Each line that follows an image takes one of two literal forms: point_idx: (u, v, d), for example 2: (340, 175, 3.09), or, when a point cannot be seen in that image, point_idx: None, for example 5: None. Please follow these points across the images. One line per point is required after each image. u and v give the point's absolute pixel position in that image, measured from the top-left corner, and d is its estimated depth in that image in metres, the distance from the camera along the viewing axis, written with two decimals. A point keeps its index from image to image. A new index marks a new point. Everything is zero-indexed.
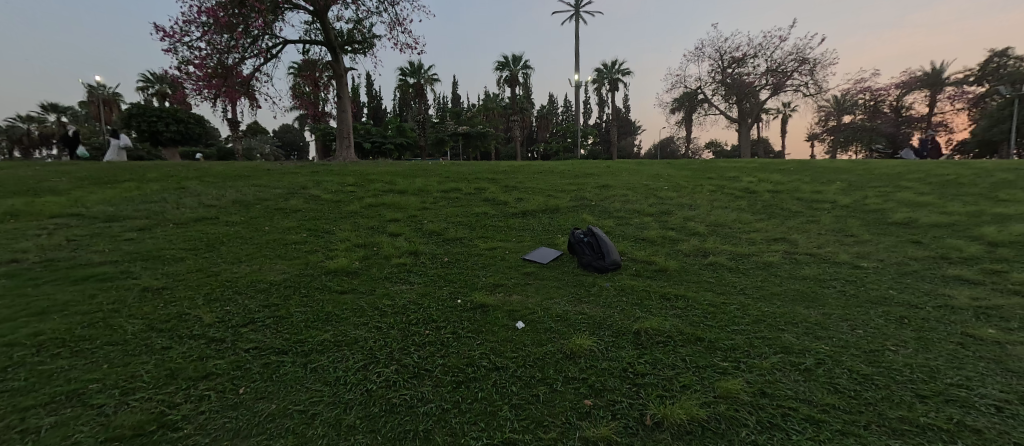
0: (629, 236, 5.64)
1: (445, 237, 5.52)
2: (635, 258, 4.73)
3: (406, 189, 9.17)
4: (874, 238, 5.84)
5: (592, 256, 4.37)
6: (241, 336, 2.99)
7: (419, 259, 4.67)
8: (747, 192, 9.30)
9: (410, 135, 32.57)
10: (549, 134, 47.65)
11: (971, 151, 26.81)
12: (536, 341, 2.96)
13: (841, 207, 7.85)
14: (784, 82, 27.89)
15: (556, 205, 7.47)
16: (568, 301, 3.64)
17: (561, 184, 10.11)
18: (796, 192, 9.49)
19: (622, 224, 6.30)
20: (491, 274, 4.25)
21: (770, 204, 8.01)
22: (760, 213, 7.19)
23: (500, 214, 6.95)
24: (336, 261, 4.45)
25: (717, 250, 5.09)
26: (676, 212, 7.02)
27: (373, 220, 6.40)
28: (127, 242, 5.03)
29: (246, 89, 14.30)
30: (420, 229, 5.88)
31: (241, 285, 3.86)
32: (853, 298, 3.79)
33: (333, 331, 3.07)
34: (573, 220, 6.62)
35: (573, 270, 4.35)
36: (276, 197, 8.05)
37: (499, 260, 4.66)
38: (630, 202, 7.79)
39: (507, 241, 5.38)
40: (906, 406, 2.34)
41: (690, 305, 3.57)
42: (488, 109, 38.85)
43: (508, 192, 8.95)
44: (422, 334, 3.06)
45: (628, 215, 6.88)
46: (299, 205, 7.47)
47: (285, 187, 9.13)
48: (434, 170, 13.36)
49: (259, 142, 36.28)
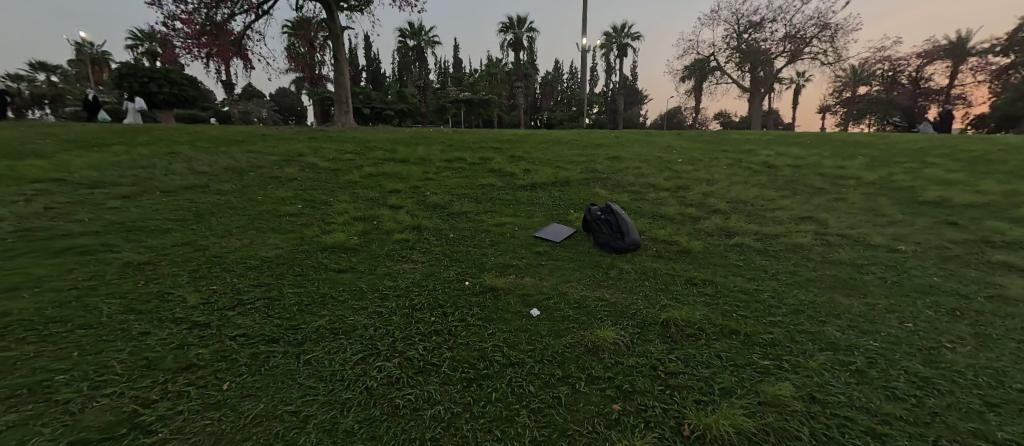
0: (646, 213, 5.28)
1: (450, 211, 5.17)
2: (655, 237, 4.40)
3: (408, 158, 8.73)
4: (907, 218, 5.47)
5: (611, 235, 4.03)
6: (228, 320, 2.71)
7: (423, 235, 4.35)
8: (766, 167, 8.83)
9: (411, 101, 31.48)
10: (554, 102, 46.20)
11: (988, 125, 25.95)
12: (553, 331, 2.67)
13: (867, 184, 7.42)
14: (802, 49, 26.55)
15: (567, 177, 7.06)
16: (585, 285, 3.34)
17: (570, 155, 9.65)
18: (818, 167, 9.01)
19: (637, 200, 5.93)
20: (501, 253, 3.94)
21: (791, 179, 7.56)
22: (783, 189, 6.78)
23: (507, 187, 6.56)
24: (332, 236, 4.13)
25: (742, 230, 4.74)
26: (694, 187, 6.62)
27: (372, 191, 6.04)
28: (109, 211, 4.69)
29: (239, 49, 13.58)
30: (423, 201, 5.52)
31: (231, 262, 3.55)
32: (897, 287, 3.47)
33: (329, 316, 2.79)
34: (586, 194, 6.23)
35: (589, 250, 4.04)
36: (270, 165, 7.63)
37: (509, 238, 4.33)
38: (645, 176, 7.37)
39: (516, 217, 5.03)
40: (977, 417, 2.06)
41: (720, 292, 3.27)
42: (491, 75, 37.35)
43: (516, 163, 8.50)
44: (428, 321, 2.78)
45: (643, 189, 6.48)
46: (295, 173, 7.07)
47: (280, 154, 8.68)
48: (437, 138, 12.84)
49: (256, 106, 35.24)
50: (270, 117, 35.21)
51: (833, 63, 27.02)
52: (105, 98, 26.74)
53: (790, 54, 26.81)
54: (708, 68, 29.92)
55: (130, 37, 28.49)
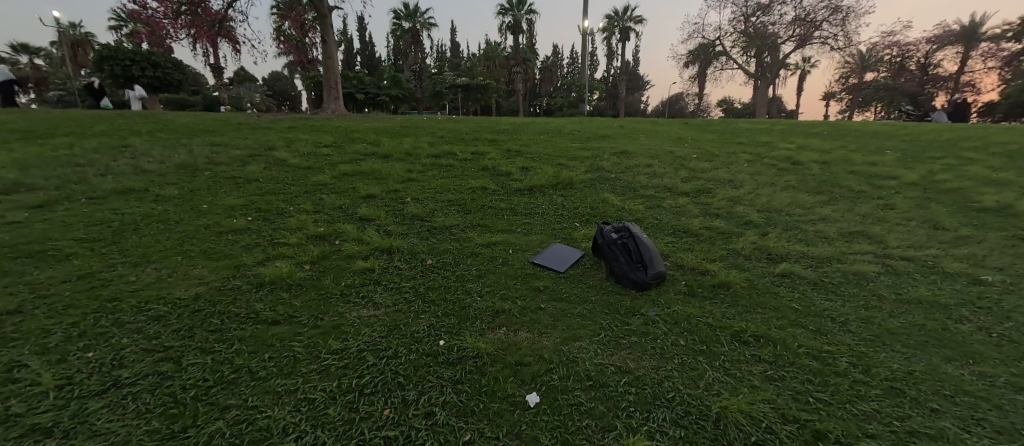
0: (665, 227, 4.44)
1: (430, 224, 4.30)
2: (681, 264, 3.55)
3: (392, 152, 7.83)
4: (973, 232, 4.62)
5: (629, 264, 3.16)
6: (83, 422, 1.85)
7: (393, 262, 3.48)
8: (790, 163, 7.95)
9: (406, 86, 30.29)
10: (555, 88, 44.91)
11: (994, 115, 25.30)
12: (558, 440, 1.84)
13: (908, 186, 6.56)
14: (811, 34, 25.35)
15: (569, 178, 6.20)
16: (599, 346, 2.49)
17: (572, 148, 8.75)
18: (847, 163, 8.14)
19: (653, 208, 5.07)
20: (489, 290, 3.07)
21: (823, 180, 6.70)
22: (817, 193, 5.93)
23: (502, 191, 5.67)
24: (275, 265, 3.25)
25: (785, 253, 3.87)
26: (716, 191, 5.75)
27: (343, 197, 5.15)
28: (7, 228, 3.79)
29: (222, 30, 12.51)
30: (400, 212, 4.64)
31: (131, 308, 2.68)
32: (1009, 343, 2.63)
33: (236, 412, 1.93)
34: (592, 199, 5.37)
35: (601, 285, 3.18)
36: (232, 161, 6.70)
37: (500, 265, 3.46)
38: (658, 176, 6.49)
39: (510, 233, 4.16)
40: None
41: (781, 357, 2.42)
42: (489, 59, 35.96)
43: (512, 159, 7.61)
44: (377, 419, 1.93)
45: (658, 194, 5.62)
46: (258, 172, 6.15)
47: (248, 148, 7.74)
48: (428, 128, 11.90)
49: (248, 90, 34.02)
50: (264, 102, 34.02)
51: (844, 47, 25.89)
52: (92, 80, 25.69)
53: (799, 38, 25.64)
54: (714, 54, 28.78)
55: (113, 19, 27.24)
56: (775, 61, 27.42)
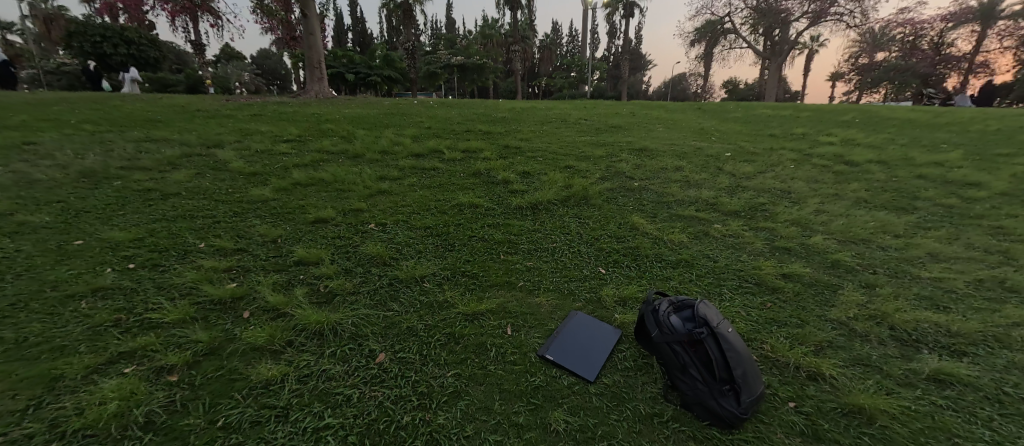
0: (727, 274, 3.17)
1: (395, 275, 3.00)
2: (777, 362, 2.27)
3: (364, 150, 6.44)
4: None
5: (708, 384, 1.90)
6: None
7: (321, 361, 2.17)
8: (844, 163, 6.65)
9: (397, 65, 28.48)
10: (554, 67, 42.86)
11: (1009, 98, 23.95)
12: None
13: (1003, 197, 5.27)
14: (828, 9, 23.47)
15: (582, 188, 4.91)
16: None
17: (582, 143, 7.43)
18: (909, 163, 6.84)
19: (701, 239, 3.77)
20: (472, 435, 1.80)
21: (895, 190, 5.42)
22: (899, 212, 4.65)
23: (497, 209, 4.36)
24: (117, 380, 1.94)
25: (917, 330, 2.60)
26: (773, 210, 4.48)
27: (282, 224, 3.82)
28: None
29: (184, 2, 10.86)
30: (356, 251, 3.32)
31: None
32: None
33: None
34: (617, 222, 4.09)
35: (663, 420, 1.91)
36: (158, 164, 5.32)
37: (494, 366, 2.20)
38: (693, 186, 5.19)
39: (508, 291, 2.87)
40: None
41: None
42: (485, 37, 33.92)
43: (510, 159, 6.28)
44: None
45: (700, 214, 4.33)
46: (185, 181, 4.81)
47: (188, 144, 6.36)
48: (415, 114, 10.46)
49: (230, 69, 32.13)
50: (249, 81, 32.17)
51: (862, 25, 24.11)
52: (66, 60, 24.16)
53: (813, 15, 23.74)
54: (722, 31, 26.94)
55: None
56: (785, 38, 25.63)
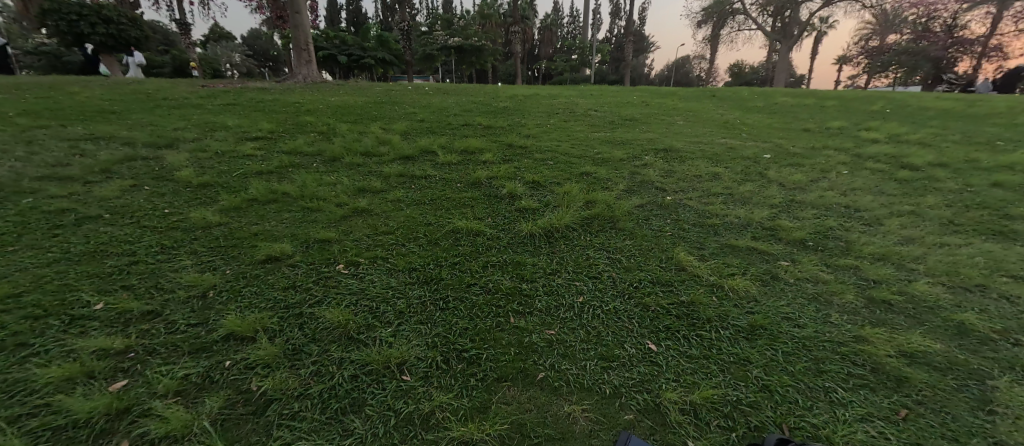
0: (824, 352, 2.28)
1: (361, 362, 2.09)
2: None
3: (344, 151, 5.48)
4: None
5: None
6: None
7: None
8: (902, 168, 5.72)
9: (392, 46, 27.12)
10: (555, 49, 41.22)
11: None
12: None
13: None
14: None
15: (606, 206, 3.98)
16: None
17: (597, 141, 6.48)
18: (974, 166, 5.91)
19: (771, 287, 2.88)
20: None
21: (978, 205, 4.50)
22: (999, 238, 3.74)
23: (503, 238, 3.43)
24: None
25: None
26: (847, 238, 3.58)
27: (223, 265, 2.91)
28: None
29: None
30: (312, 315, 2.41)
31: None
32: None
33: None
34: (657, 259, 3.17)
35: None
36: (89, 172, 4.38)
37: None
38: (740, 201, 4.27)
39: (524, 390, 1.98)
40: None
41: None
42: (484, 17, 32.39)
43: (516, 162, 5.33)
44: None
45: (759, 244, 3.43)
46: (114, 197, 3.87)
47: (136, 143, 5.40)
48: (407, 103, 9.45)
49: (217, 50, 30.67)
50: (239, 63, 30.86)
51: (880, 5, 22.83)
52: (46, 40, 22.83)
53: None
54: (732, 12, 25.56)
55: None
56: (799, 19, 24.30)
